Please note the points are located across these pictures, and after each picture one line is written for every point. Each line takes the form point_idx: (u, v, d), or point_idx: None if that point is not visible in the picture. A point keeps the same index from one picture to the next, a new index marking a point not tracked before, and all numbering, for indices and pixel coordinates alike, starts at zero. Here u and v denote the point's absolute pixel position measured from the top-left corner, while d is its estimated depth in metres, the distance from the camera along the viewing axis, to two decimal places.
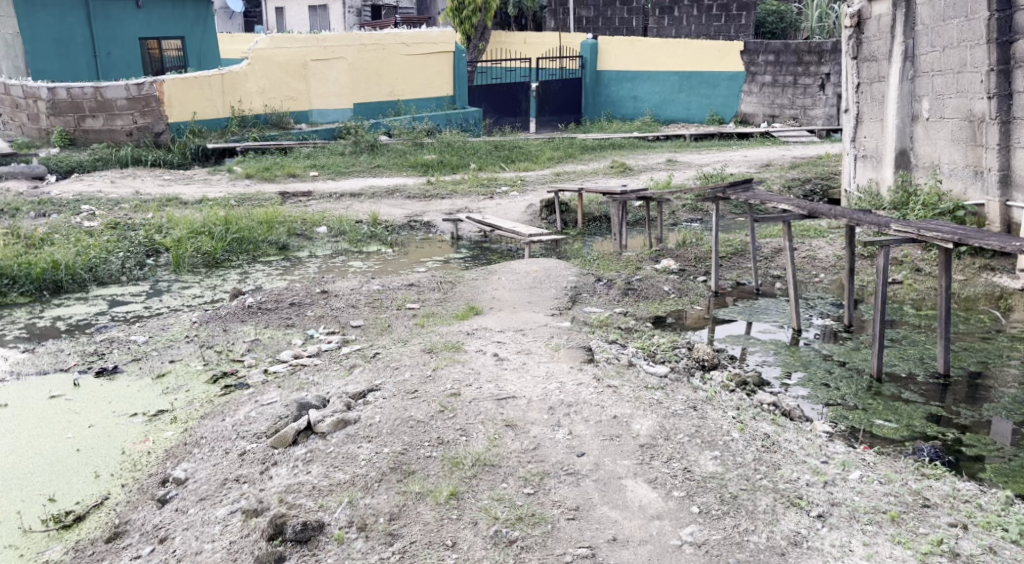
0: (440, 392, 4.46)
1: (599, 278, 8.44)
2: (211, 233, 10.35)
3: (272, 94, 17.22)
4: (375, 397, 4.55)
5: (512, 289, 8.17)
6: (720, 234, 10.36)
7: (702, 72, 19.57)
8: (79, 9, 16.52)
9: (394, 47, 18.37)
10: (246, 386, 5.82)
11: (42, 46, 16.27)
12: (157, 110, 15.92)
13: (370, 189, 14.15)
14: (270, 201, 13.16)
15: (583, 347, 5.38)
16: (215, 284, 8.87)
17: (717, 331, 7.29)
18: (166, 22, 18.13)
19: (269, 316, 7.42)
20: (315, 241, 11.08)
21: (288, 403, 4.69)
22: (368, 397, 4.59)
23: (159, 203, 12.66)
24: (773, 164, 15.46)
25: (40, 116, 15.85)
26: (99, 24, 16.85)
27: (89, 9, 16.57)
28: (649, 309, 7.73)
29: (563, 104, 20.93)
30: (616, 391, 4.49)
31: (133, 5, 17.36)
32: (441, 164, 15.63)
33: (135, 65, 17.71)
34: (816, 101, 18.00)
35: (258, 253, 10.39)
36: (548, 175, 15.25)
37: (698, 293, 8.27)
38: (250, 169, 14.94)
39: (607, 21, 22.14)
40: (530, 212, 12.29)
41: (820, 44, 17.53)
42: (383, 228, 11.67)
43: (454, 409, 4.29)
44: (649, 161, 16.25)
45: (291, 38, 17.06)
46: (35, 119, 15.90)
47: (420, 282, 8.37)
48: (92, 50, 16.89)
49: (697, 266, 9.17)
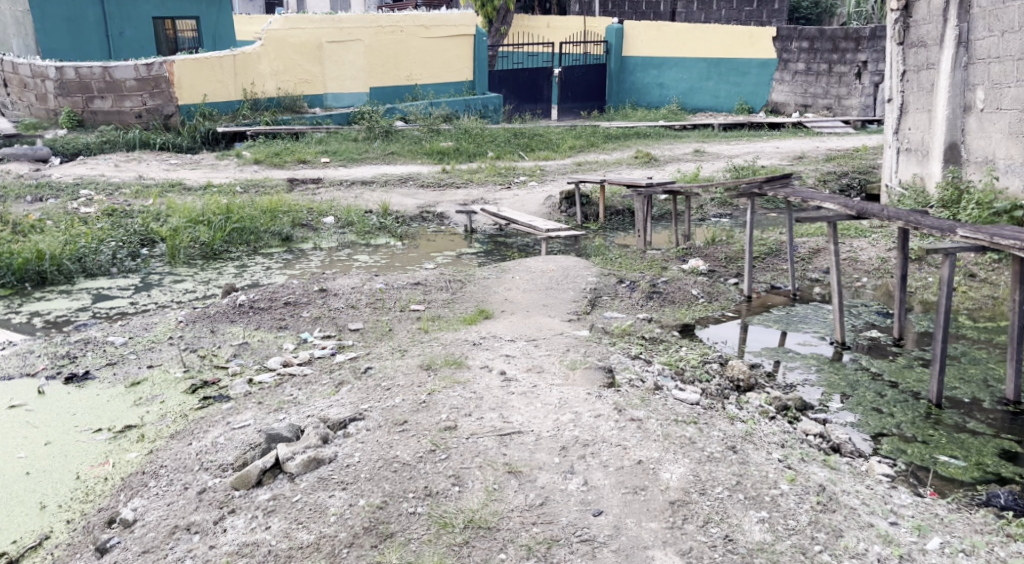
0: (433, 425, 3.93)
1: (622, 279, 7.79)
2: (210, 222, 9.77)
3: (286, 77, 16.57)
4: (357, 429, 4.03)
5: (527, 291, 7.54)
6: (751, 233, 9.67)
7: (732, 59, 18.76)
8: None
9: (413, 29, 17.66)
10: (228, 399, 5.26)
11: (54, 24, 15.86)
12: (167, 91, 15.38)
13: (382, 177, 13.56)
14: (277, 188, 12.59)
15: (604, 365, 4.75)
16: (210, 279, 8.30)
17: (750, 342, 6.61)
18: (182, 2, 17.48)
19: (261, 316, 6.82)
20: (321, 232, 10.49)
21: (260, 430, 4.16)
22: (350, 429, 4.05)
23: (161, 189, 12.12)
24: (807, 157, 14.70)
25: (47, 96, 15.35)
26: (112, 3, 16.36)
27: None
28: (676, 316, 7.07)
29: (587, 91, 20.12)
30: (640, 427, 3.90)
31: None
32: (457, 152, 15.02)
33: (149, 45, 17.12)
34: (852, 91, 17.21)
35: (260, 245, 9.82)
36: (569, 165, 14.57)
37: (729, 298, 7.61)
38: (260, 155, 14.37)
39: (633, 5, 21.20)
40: (549, 204, 11.67)
41: (858, 30, 16.71)
42: (393, 220, 11.08)
43: (447, 448, 3.77)
44: (676, 152, 15.53)
45: (306, 19, 16.37)
46: (43, 99, 15.37)
47: (428, 280, 7.76)
48: (104, 28, 16.39)
49: (727, 268, 8.49)
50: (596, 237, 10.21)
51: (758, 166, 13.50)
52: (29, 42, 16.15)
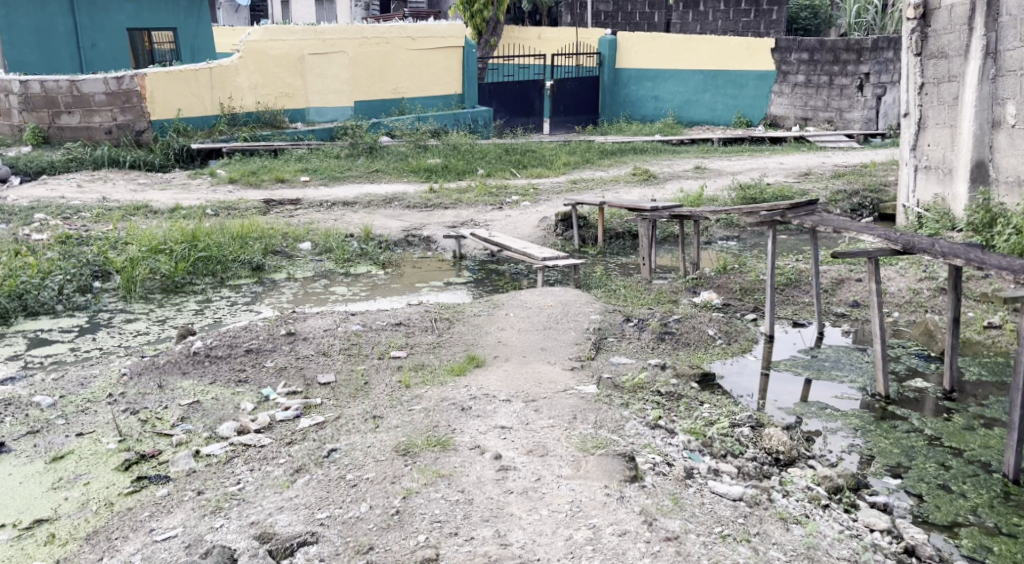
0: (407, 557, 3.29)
1: (629, 317, 6.94)
2: (170, 252, 8.89)
3: (265, 90, 15.70)
4: (309, 556, 3.39)
5: (522, 332, 6.67)
6: (766, 261, 8.85)
7: (730, 71, 18.01)
8: None
9: (399, 41, 16.85)
10: (168, 480, 4.39)
11: (20, 35, 14.95)
12: (139, 106, 14.46)
13: (366, 197, 12.67)
14: (251, 210, 11.69)
15: (624, 453, 4.00)
16: (167, 318, 7.44)
17: (772, 395, 5.76)
18: (158, 13, 16.73)
19: (218, 367, 5.94)
20: (295, 260, 9.59)
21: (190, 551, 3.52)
22: (300, 555, 3.41)
23: (124, 211, 11.23)
24: (813, 173, 13.90)
25: (10, 111, 14.51)
26: (84, 15, 15.50)
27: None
28: (693, 362, 6.21)
29: (580, 104, 19.30)
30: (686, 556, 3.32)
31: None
32: (445, 169, 14.17)
33: (123, 57, 16.24)
34: (854, 104, 16.53)
35: (227, 275, 8.94)
36: (563, 183, 13.74)
37: (749, 338, 6.77)
38: (235, 173, 13.49)
39: (627, 16, 20.39)
40: (544, 226, 10.84)
41: (860, 41, 16.06)
42: (376, 246, 10.20)
43: None
44: (675, 168, 14.76)
45: (286, 29, 15.54)
46: (6, 115, 14.52)
47: (410, 319, 6.89)
48: (75, 40, 15.48)
49: (743, 301, 7.65)
50: (596, 266, 9.37)
51: (765, 185, 12.70)
52: None
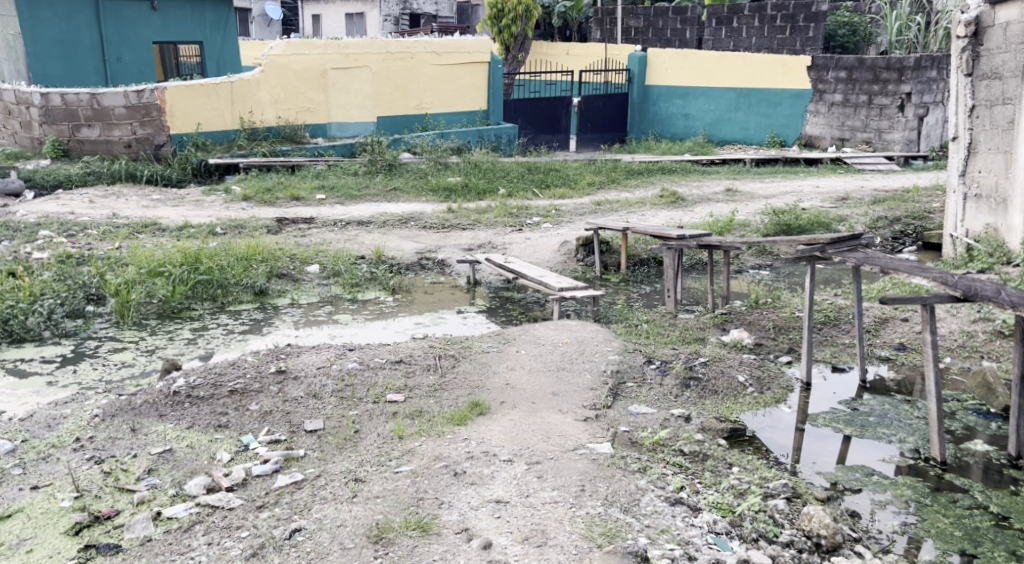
0: None
1: (650, 358, 6.35)
2: (168, 276, 8.41)
3: (286, 105, 15.31)
4: None
5: (533, 374, 6.12)
6: (802, 295, 8.23)
7: (765, 89, 17.37)
8: (89, 10, 14.86)
9: (423, 56, 16.40)
10: (135, 549, 3.94)
11: (46, 48, 14.52)
12: (158, 120, 14.14)
13: (381, 216, 12.20)
14: (261, 229, 11.25)
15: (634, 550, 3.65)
16: (155, 348, 6.94)
17: (810, 455, 5.15)
18: (185, 25, 16.46)
19: (198, 409, 5.41)
20: (302, 284, 9.10)
21: None
22: None
23: (131, 229, 10.80)
24: (852, 198, 13.24)
25: (31, 123, 14.12)
26: (110, 28, 15.21)
27: (99, 11, 14.94)
28: (721, 414, 5.63)
29: (608, 121, 18.70)
30: None
31: (148, 6, 15.74)
32: (465, 189, 13.67)
33: (148, 70, 16.00)
34: (894, 124, 15.83)
35: (229, 299, 8.46)
36: (587, 204, 13.17)
37: (784, 385, 6.17)
38: (250, 191, 13.07)
39: (658, 33, 19.79)
40: (565, 251, 10.30)
41: (901, 59, 15.37)
42: (387, 270, 9.69)
43: None
44: (705, 190, 14.14)
45: (309, 44, 15.13)
46: (27, 127, 14.16)
47: (412, 356, 6.33)
48: (101, 53, 15.20)
49: (776, 342, 7.07)
50: (617, 298, 8.80)
51: (800, 210, 12.07)
52: (19, 67, 14.72)
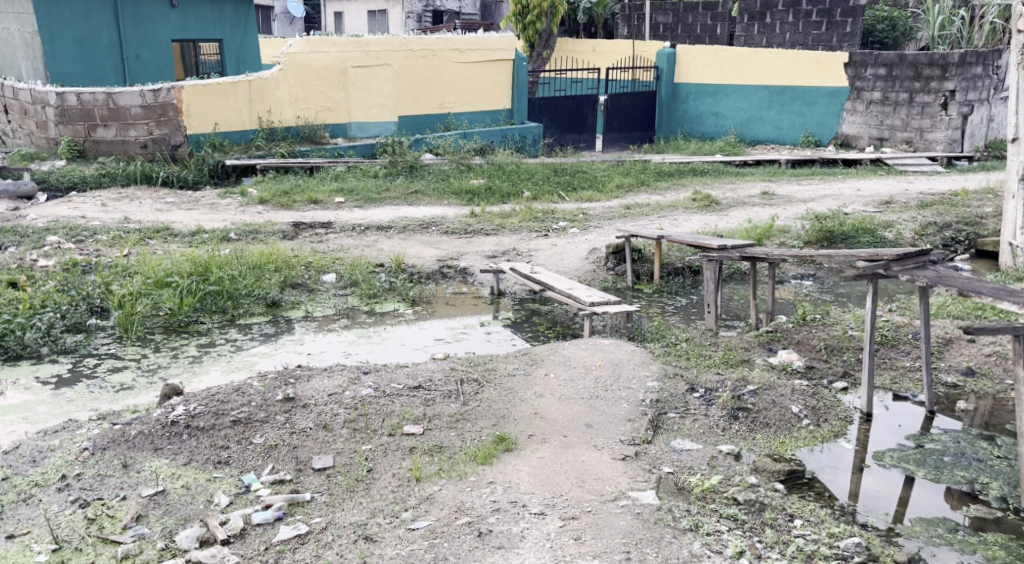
0: None
1: (693, 385, 5.81)
2: (175, 287, 7.90)
3: (305, 104, 14.84)
4: None
5: (564, 402, 5.58)
6: (853, 311, 7.66)
7: (800, 88, 16.70)
8: (108, 8, 14.46)
9: (446, 53, 15.89)
10: None
11: (63, 46, 14.14)
12: (175, 119, 13.71)
13: (402, 221, 11.70)
14: (277, 234, 10.77)
15: None
16: (157, 368, 6.44)
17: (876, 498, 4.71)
18: (204, 23, 16.05)
19: (196, 441, 4.90)
20: (317, 295, 8.59)
21: None
22: None
23: (141, 234, 10.29)
24: (896, 203, 12.62)
25: (47, 123, 13.75)
26: (129, 25, 14.81)
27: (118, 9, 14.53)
28: (776, 452, 5.12)
29: (636, 120, 18.08)
30: None
31: (167, 4, 15.33)
32: (489, 192, 13.15)
33: (168, 68, 15.60)
34: (937, 123, 15.16)
35: (240, 312, 7.95)
36: (616, 208, 12.61)
37: (842, 416, 5.63)
38: (267, 193, 12.59)
39: (687, 28, 19.13)
40: (594, 259, 9.76)
41: (945, 55, 14.74)
42: (406, 280, 9.18)
43: None
44: (740, 193, 13.53)
45: (329, 41, 14.64)
46: (43, 127, 13.79)
47: (432, 380, 5.79)
48: (120, 52, 14.78)
49: (830, 365, 6.53)
50: (651, 313, 8.25)
51: (842, 216, 11.46)
52: (36, 65, 14.35)
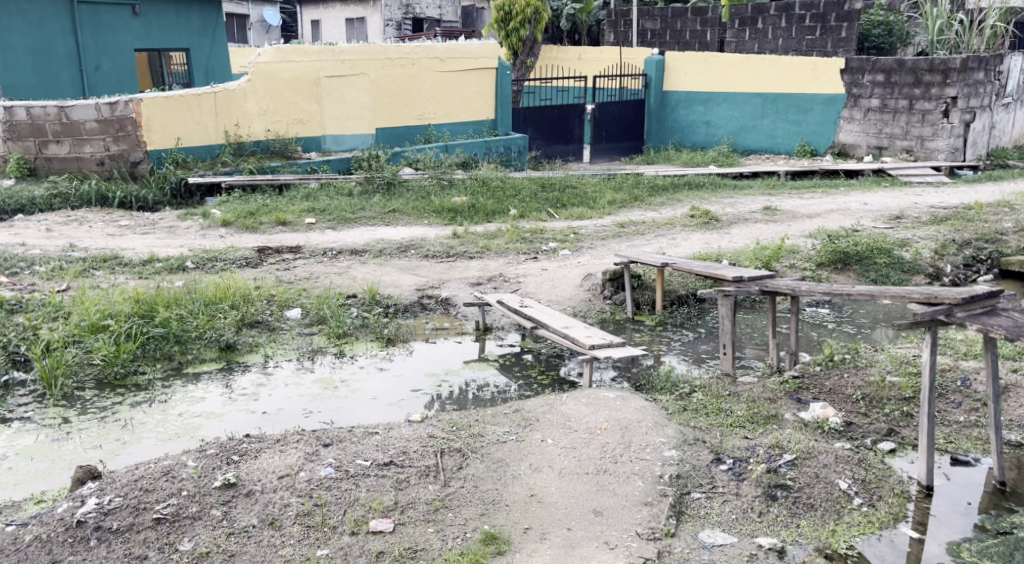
0: None
1: (719, 455, 4.88)
2: (110, 331, 6.85)
3: (275, 117, 13.76)
4: None
5: (564, 480, 4.62)
6: (887, 350, 6.71)
7: (793, 95, 15.85)
8: (64, 15, 13.40)
9: (426, 62, 14.93)
10: None
11: (16, 56, 13.00)
12: (133, 134, 12.49)
13: (378, 244, 10.71)
14: (240, 263, 9.75)
15: None
16: (79, 436, 5.42)
17: None
18: (169, 32, 15.04)
19: (110, 550, 3.92)
20: (278, 335, 7.56)
21: None
22: None
23: (85, 264, 9.25)
24: (907, 218, 11.79)
25: None
26: (88, 34, 13.74)
27: (76, 16, 13.48)
28: (826, 546, 4.24)
29: (625, 129, 17.20)
30: None
31: (129, 10, 14.34)
32: (472, 210, 12.20)
33: (129, 79, 14.56)
34: (938, 131, 14.34)
35: (187, 358, 6.92)
36: (609, 226, 11.69)
37: (897, 490, 4.72)
38: (230, 215, 11.54)
39: (676, 34, 18.22)
40: (589, 287, 8.83)
41: (947, 60, 13.92)
42: (380, 315, 8.18)
43: None
44: (741, 208, 12.66)
45: (300, 49, 13.62)
46: None
47: (407, 454, 4.76)
48: (77, 62, 13.69)
49: (871, 420, 5.56)
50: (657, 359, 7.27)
51: (854, 234, 10.57)
52: None
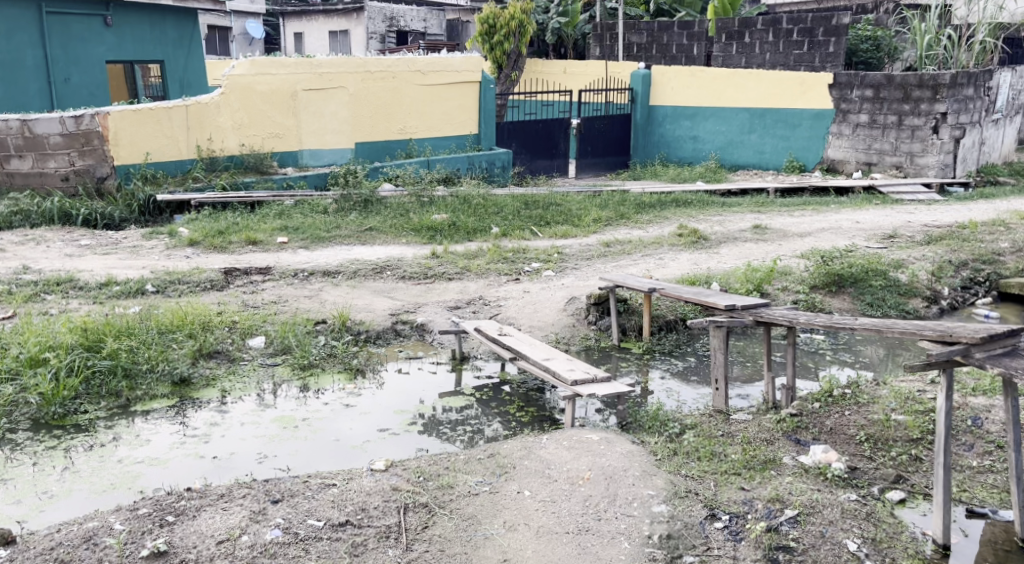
0: None
1: (713, 510, 4.44)
2: (49, 366, 6.33)
3: (250, 131, 13.15)
4: None
5: (542, 541, 4.14)
6: (891, 384, 6.20)
7: (781, 110, 15.48)
8: (33, 26, 12.69)
9: (407, 75, 14.46)
10: None
11: None
12: (100, 149, 11.85)
13: (353, 264, 10.21)
14: (204, 286, 9.22)
15: None
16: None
17: None
18: (143, 43, 14.44)
19: None
20: (238, 366, 7.05)
21: None
22: None
23: (37, 288, 8.72)
24: (901, 237, 11.40)
25: None
26: (56, 45, 13.06)
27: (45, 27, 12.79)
28: None
29: (610, 144, 16.81)
30: None
31: (101, 21, 13.68)
32: (453, 227, 11.73)
33: (100, 92, 13.91)
34: (928, 147, 13.98)
35: (135, 395, 6.39)
36: (594, 245, 11.23)
37: (909, 547, 4.29)
38: (197, 233, 10.99)
39: (662, 49, 17.80)
40: (573, 311, 8.35)
41: (937, 75, 13.56)
42: (349, 344, 7.65)
43: None
44: (730, 226, 12.24)
45: (277, 62, 13.08)
46: None
47: (366, 512, 4.32)
48: (45, 74, 12.99)
49: (877, 465, 5.06)
50: (644, 395, 6.78)
51: (848, 254, 10.14)
52: None
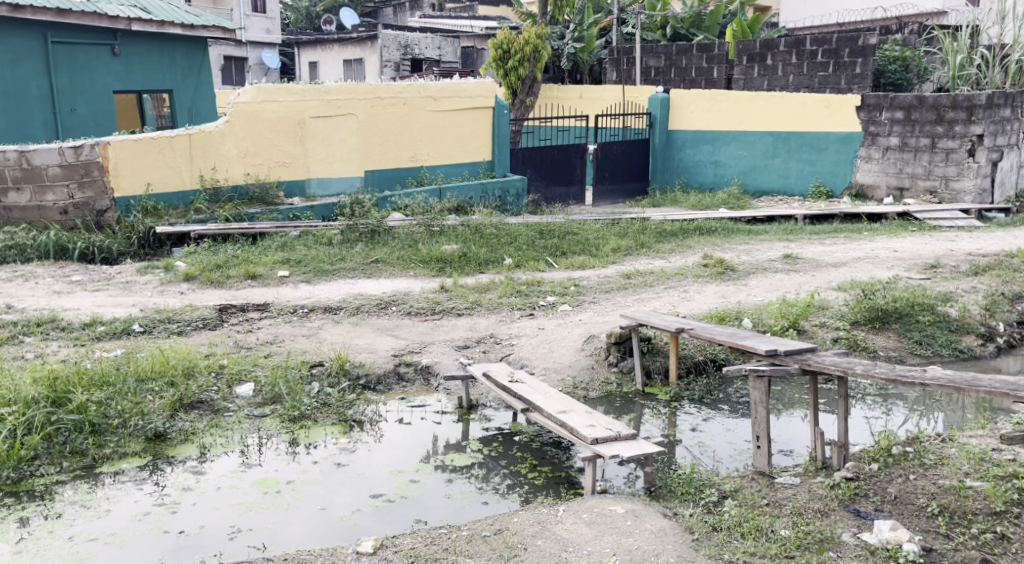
0: None
1: None
2: (5, 424, 5.65)
3: (255, 159, 12.53)
4: None
5: None
6: (959, 442, 5.37)
7: (807, 134, 14.75)
8: (37, 56, 12.15)
9: (419, 101, 13.88)
10: None
11: None
12: (100, 180, 11.25)
13: (357, 299, 9.53)
14: (193, 324, 8.54)
15: None
16: None
17: None
18: (151, 72, 13.91)
19: None
20: (221, 418, 6.34)
21: None
22: None
23: (14, 329, 8.08)
24: (944, 267, 10.60)
25: None
26: (62, 76, 12.52)
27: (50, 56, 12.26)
28: None
29: (629, 170, 16.08)
30: None
31: (109, 50, 13.14)
32: (463, 259, 11.04)
33: (107, 122, 13.36)
34: (964, 171, 13.18)
35: (103, 454, 5.72)
36: (614, 276, 10.48)
37: None
38: (194, 268, 10.33)
39: (681, 72, 17.10)
40: (592, 352, 7.60)
41: (972, 95, 12.86)
42: (346, 391, 6.92)
43: None
44: (759, 256, 11.48)
45: (284, 89, 12.52)
46: None
47: None
48: (50, 105, 12.44)
49: (957, 546, 4.28)
50: (674, 453, 6.01)
51: (891, 286, 9.35)
52: None
